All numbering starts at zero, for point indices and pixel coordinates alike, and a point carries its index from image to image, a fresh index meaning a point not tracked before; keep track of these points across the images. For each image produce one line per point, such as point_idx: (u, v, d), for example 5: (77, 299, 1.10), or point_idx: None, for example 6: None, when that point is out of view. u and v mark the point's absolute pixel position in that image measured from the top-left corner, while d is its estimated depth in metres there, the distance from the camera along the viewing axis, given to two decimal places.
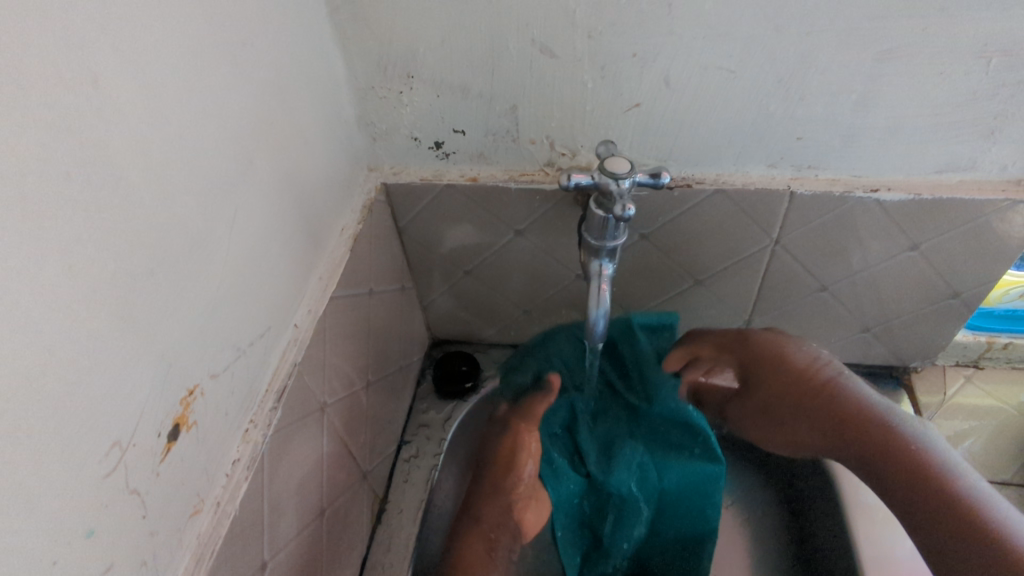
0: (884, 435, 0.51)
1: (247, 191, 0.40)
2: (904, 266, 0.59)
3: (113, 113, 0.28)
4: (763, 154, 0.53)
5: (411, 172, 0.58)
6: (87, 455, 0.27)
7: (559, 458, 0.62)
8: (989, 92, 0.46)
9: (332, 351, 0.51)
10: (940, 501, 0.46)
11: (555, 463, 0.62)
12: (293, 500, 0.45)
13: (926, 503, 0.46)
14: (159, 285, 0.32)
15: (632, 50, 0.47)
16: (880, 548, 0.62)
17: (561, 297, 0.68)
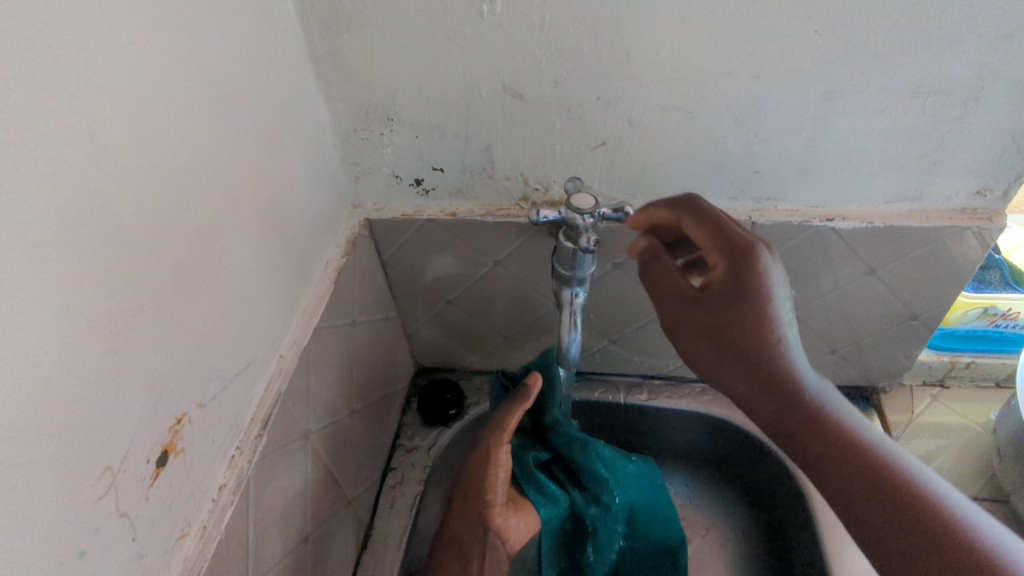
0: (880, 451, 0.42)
1: (235, 229, 0.42)
2: (865, 290, 0.62)
3: (110, 166, 0.31)
4: (724, 187, 0.56)
5: (393, 208, 0.61)
6: (81, 480, 0.29)
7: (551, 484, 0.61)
8: (927, 128, 0.49)
9: (316, 380, 0.53)
10: (930, 516, 0.38)
11: (550, 486, 0.61)
12: (278, 524, 0.47)
13: (894, 500, 0.40)
14: (150, 320, 0.34)
15: (596, 94, 0.50)
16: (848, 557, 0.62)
17: (540, 324, 0.71)
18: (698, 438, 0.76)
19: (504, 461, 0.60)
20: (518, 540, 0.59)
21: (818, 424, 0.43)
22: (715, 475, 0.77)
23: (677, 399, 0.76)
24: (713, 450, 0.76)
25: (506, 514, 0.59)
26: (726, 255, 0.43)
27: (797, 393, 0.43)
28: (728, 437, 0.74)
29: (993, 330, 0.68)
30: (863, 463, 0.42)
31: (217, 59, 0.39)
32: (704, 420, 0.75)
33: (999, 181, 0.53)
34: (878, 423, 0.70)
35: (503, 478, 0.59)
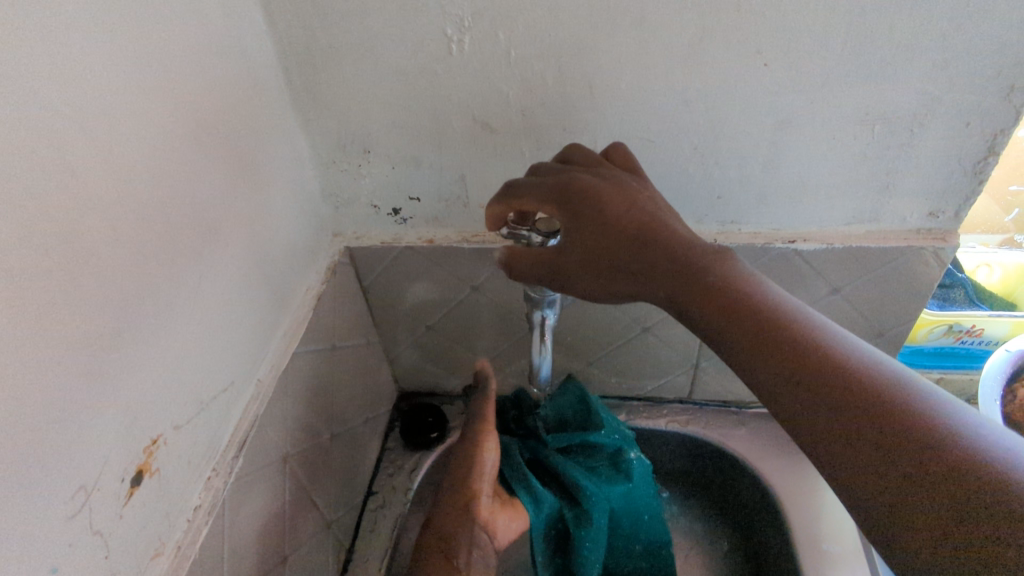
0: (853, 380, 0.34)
1: (213, 256, 0.44)
2: (831, 309, 0.64)
3: (91, 202, 0.33)
4: (689, 212, 0.58)
5: (373, 236, 0.63)
6: (56, 498, 0.31)
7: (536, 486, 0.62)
8: (877, 153, 0.52)
9: (295, 404, 0.54)
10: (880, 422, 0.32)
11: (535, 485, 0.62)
12: (254, 545, 0.48)
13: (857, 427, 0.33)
14: (127, 344, 0.36)
15: (562, 125, 0.53)
16: (821, 554, 0.63)
17: (519, 347, 0.72)
18: (679, 458, 0.78)
19: (489, 464, 0.62)
20: (505, 535, 0.61)
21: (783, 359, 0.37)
22: (699, 495, 0.78)
23: (657, 420, 0.76)
24: (695, 469, 0.78)
25: (494, 509, 0.61)
26: (560, 203, 0.43)
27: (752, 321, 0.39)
28: (708, 456, 0.76)
29: (960, 346, 0.70)
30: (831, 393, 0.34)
31: (197, 96, 0.42)
32: (685, 440, 0.76)
33: (949, 204, 0.55)
34: None
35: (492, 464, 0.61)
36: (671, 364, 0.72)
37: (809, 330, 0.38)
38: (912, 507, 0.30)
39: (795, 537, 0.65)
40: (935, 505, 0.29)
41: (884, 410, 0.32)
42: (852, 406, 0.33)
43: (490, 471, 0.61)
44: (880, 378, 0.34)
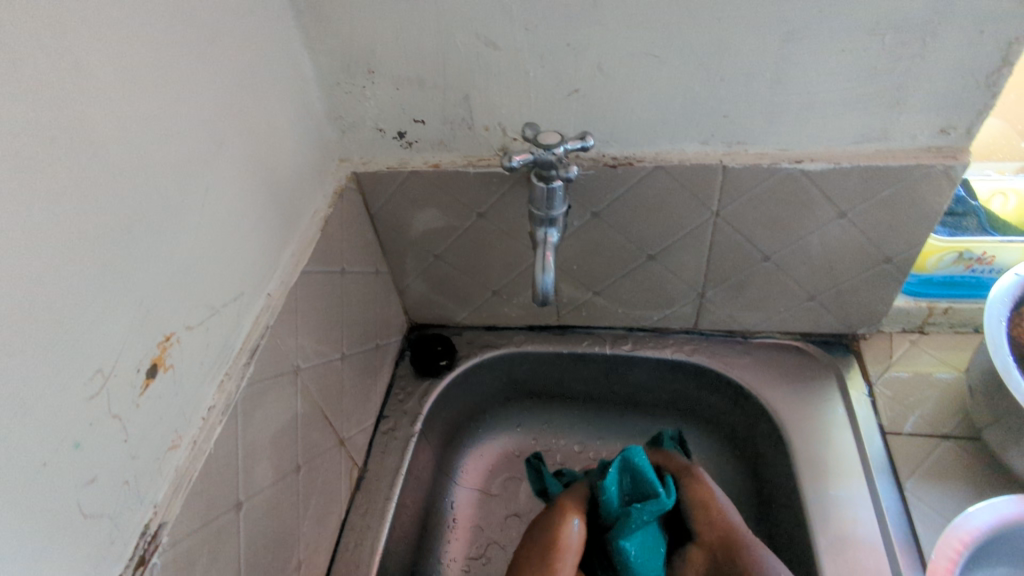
0: None
1: (219, 166, 0.45)
2: (838, 233, 0.63)
3: (95, 93, 0.33)
4: (695, 132, 0.58)
5: (378, 162, 0.64)
6: (76, 376, 0.33)
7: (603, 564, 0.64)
8: (888, 66, 0.51)
9: (305, 318, 0.56)
10: None
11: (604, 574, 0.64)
12: (269, 450, 0.50)
13: None
14: (138, 240, 0.37)
15: (566, 40, 0.52)
16: (836, 509, 0.63)
17: (526, 277, 0.73)
18: (685, 388, 0.79)
19: (571, 547, 0.60)
20: None
21: None
22: (702, 424, 0.80)
23: (661, 349, 0.78)
24: (695, 398, 0.79)
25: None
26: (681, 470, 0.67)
27: None
28: (713, 387, 0.77)
29: (969, 275, 0.70)
30: None
31: (200, 5, 0.42)
32: (691, 370, 0.77)
33: (962, 119, 0.54)
34: (857, 371, 0.73)
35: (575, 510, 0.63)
36: (677, 293, 0.73)
37: None
38: None
39: (795, 460, 0.68)
40: None
41: None
42: None
43: (576, 532, 0.61)
44: None
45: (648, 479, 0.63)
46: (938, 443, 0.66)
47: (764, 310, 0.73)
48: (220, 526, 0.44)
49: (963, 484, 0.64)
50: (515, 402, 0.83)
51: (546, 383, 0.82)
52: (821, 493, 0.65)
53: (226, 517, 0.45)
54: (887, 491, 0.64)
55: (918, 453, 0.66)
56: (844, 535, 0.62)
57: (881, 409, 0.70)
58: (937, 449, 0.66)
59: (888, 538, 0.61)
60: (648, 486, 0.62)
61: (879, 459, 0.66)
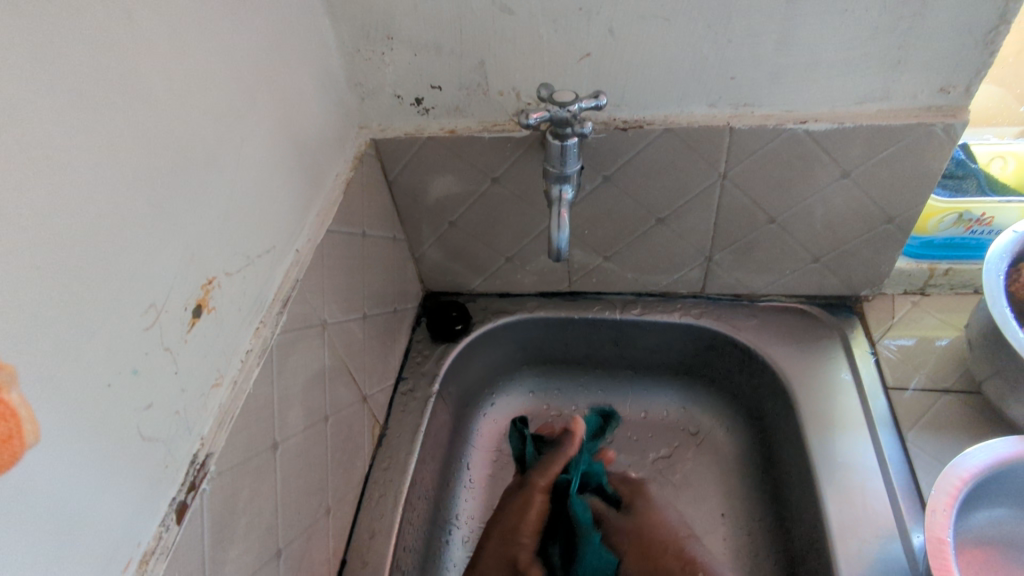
0: None
1: (251, 124, 0.47)
2: (842, 194, 0.65)
3: (144, 44, 0.36)
4: (703, 94, 0.60)
5: (396, 128, 0.66)
6: (132, 306, 0.35)
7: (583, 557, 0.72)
8: (889, 25, 0.53)
9: (330, 276, 0.58)
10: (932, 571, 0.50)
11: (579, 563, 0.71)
12: (300, 397, 0.53)
13: None
14: (183, 186, 0.39)
15: (578, 4, 0.54)
16: (840, 461, 0.66)
17: (539, 243, 0.75)
18: (692, 351, 0.82)
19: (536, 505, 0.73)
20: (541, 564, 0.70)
21: None
22: (709, 386, 0.82)
23: (669, 313, 0.80)
24: (702, 361, 0.82)
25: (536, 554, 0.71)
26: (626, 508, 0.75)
27: None
28: (719, 349, 0.80)
29: (970, 236, 0.72)
30: None
31: None
32: (698, 333, 0.80)
33: (960, 79, 0.56)
34: (860, 332, 0.75)
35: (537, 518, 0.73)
36: (685, 257, 0.75)
37: None
38: None
39: (800, 416, 0.70)
40: None
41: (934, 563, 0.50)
42: None
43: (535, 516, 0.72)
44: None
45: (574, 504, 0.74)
46: (938, 397, 0.69)
47: (769, 273, 0.76)
48: (258, 462, 0.47)
49: (962, 434, 0.66)
50: (527, 367, 0.86)
51: (558, 348, 0.85)
52: (827, 447, 0.67)
53: (263, 455, 0.47)
54: (889, 442, 0.66)
55: (918, 407, 0.68)
56: (848, 484, 0.64)
57: (884, 367, 0.72)
58: (937, 402, 0.69)
59: (890, 484, 0.63)
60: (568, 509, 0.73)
61: (881, 413, 0.69)
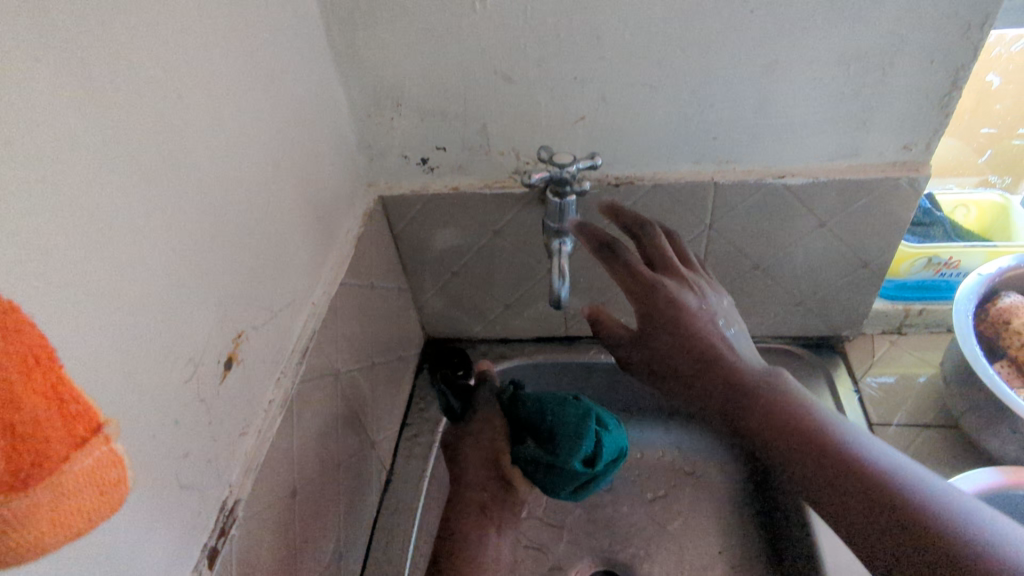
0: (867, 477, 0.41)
1: (274, 186, 0.51)
2: (820, 242, 0.70)
3: (189, 124, 0.40)
4: (688, 153, 0.65)
5: (403, 186, 0.70)
6: (174, 361, 0.38)
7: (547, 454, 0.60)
8: (854, 92, 0.58)
9: (342, 326, 0.61)
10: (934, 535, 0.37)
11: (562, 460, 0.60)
12: (315, 444, 0.55)
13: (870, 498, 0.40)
14: (218, 248, 0.43)
15: (573, 74, 0.59)
16: None
17: (536, 291, 0.79)
18: None
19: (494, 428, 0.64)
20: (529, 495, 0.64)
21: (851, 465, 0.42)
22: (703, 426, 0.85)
23: None
24: None
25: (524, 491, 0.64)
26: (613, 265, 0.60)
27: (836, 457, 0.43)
28: None
29: (941, 278, 0.77)
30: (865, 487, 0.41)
31: (260, 46, 0.49)
32: None
33: (922, 136, 0.61)
34: (844, 371, 0.79)
35: (497, 439, 0.63)
36: None
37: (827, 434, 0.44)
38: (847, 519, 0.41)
39: None
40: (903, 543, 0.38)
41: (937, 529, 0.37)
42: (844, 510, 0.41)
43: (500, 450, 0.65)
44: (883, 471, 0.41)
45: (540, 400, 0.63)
46: (919, 432, 0.72)
47: (756, 316, 0.80)
48: (279, 508, 0.49)
49: (945, 469, 0.69)
50: None
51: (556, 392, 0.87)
52: None
53: (283, 502, 0.49)
54: None
55: (902, 441, 0.72)
56: None
57: (867, 404, 0.76)
58: (919, 437, 0.72)
59: None
60: (525, 406, 0.63)
61: None
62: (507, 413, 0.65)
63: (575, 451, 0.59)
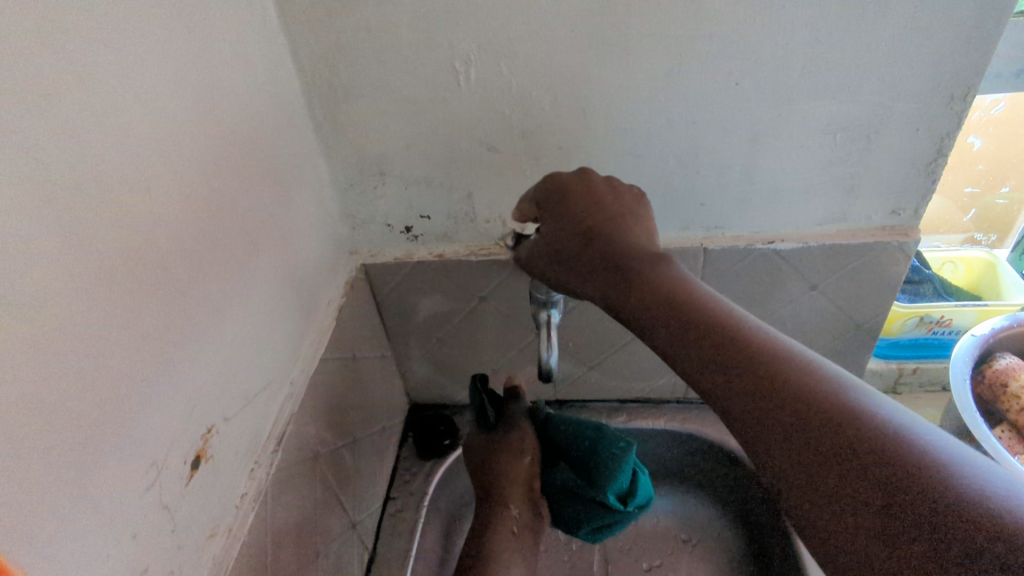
0: (822, 398, 0.34)
1: (251, 267, 0.49)
2: (811, 304, 0.69)
3: (157, 215, 0.38)
4: (677, 220, 0.64)
5: (386, 253, 0.69)
6: (133, 472, 0.35)
7: (581, 482, 0.65)
8: (840, 159, 0.58)
9: (322, 404, 0.59)
10: (902, 461, 0.29)
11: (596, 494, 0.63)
12: (291, 535, 0.52)
13: (827, 425, 0.32)
14: (188, 341, 0.40)
15: (559, 144, 0.59)
16: None
17: (524, 356, 0.77)
18: (680, 456, 0.82)
19: (526, 448, 0.68)
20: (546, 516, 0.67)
21: (805, 385, 0.35)
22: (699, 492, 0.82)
23: (655, 420, 0.81)
24: (690, 465, 0.82)
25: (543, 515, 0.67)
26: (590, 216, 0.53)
27: (793, 384, 0.35)
28: (705, 454, 0.80)
29: (933, 337, 0.76)
30: (825, 407, 0.33)
31: (236, 125, 0.47)
32: (684, 438, 0.81)
33: (909, 202, 0.61)
34: None
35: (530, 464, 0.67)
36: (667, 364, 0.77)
37: (792, 360, 0.37)
38: (787, 462, 0.33)
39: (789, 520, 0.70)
40: (863, 493, 0.29)
41: (910, 456, 0.29)
42: (789, 414, 0.34)
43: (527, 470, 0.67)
44: (855, 402, 0.33)
45: (583, 430, 0.67)
46: None
47: None
48: None
49: None
50: None
51: None
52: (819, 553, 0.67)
53: None
54: None
55: None
56: None
57: None
58: None
59: None
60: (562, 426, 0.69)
61: None
62: (537, 436, 0.70)
63: (611, 486, 0.62)
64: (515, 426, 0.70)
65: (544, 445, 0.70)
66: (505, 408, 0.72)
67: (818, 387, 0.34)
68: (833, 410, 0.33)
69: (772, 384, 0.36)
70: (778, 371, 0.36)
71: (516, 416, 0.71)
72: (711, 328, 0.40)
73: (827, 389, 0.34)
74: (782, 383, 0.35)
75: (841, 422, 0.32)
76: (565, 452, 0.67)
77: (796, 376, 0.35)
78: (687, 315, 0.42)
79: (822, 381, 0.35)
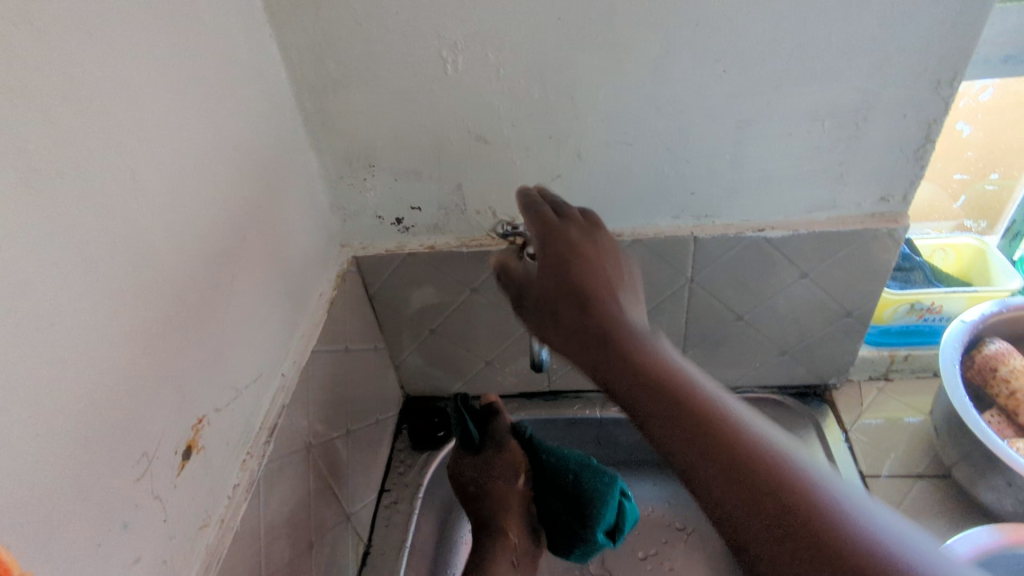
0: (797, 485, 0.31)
1: (240, 259, 0.49)
2: (803, 292, 0.69)
3: (144, 205, 0.38)
4: (667, 209, 0.64)
5: (377, 246, 0.69)
6: (124, 461, 0.35)
7: (571, 518, 0.69)
8: (829, 146, 0.58)
9: (314, 396, 0.59)
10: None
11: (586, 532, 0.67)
12: (285, 526, 0.52)
13: (800, 521, 0.29)
14: (177, 331, 0.40)
15: (548, 133, 0.59)
16: None
17: (517, 347, 0.77)
18: None
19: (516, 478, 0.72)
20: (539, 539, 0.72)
21: (775, 464, 0.32)
22: None
23: None
24: None
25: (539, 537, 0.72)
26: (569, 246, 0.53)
27: (764, 462, 0.32)
28: None
29: (924, 324, 0.76)
30: (799, 497, 0.30)
31: (223, 116, 0.47)
32: None
33: (898, 188, 0.61)
34: (832, 420, 0.77)
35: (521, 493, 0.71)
36: None
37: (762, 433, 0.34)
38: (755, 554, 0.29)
39: None
40: None
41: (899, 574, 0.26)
42: (760, 499, 0.31)
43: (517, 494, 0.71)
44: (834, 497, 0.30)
45: (570, 465, 0.70)
46: (913, 483, 0.71)
47: (741, 367, 0.78)
48: None
49: (942, 523, 0.67)
50: None
51: None
52: None
53: None
54: None
55: (894, 494, 0.70)
56: None
57: (858, 454, 0.74)
58: (912, 488, 0.70)
59: None
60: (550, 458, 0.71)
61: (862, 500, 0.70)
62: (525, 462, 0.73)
63: (598, 525, 0.66)
64: (503, 453, 0.72)
65: (532, 471, 0.73)
66: (486, 427, 0.74)
67: (790, 470, 0.31)
68: (810, 504, 0.30)
69: (738, 457, 0.32)
70: (747, 444, 0.33)
71: (503, 443, 0.73)
72: (668, 387, 0.37)
73: (801, 474, 0.31)
74: (749, 459, 0.32)
75: (817, 517, 0.29)
76: (554, 484, 0.70)
77: (767, 453, 0.32)
78: (667, 394, 0.37)
79: (794, 464, 0.32)
